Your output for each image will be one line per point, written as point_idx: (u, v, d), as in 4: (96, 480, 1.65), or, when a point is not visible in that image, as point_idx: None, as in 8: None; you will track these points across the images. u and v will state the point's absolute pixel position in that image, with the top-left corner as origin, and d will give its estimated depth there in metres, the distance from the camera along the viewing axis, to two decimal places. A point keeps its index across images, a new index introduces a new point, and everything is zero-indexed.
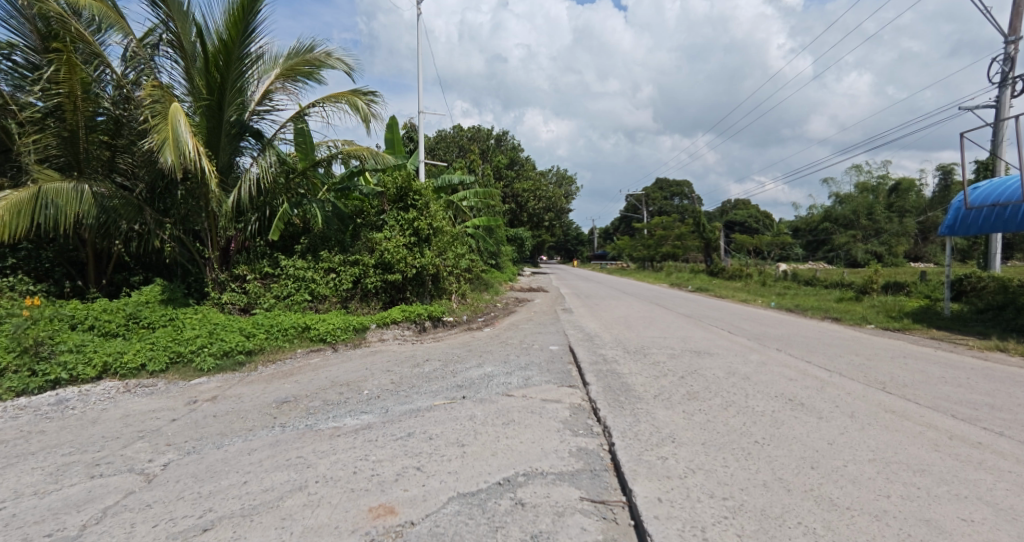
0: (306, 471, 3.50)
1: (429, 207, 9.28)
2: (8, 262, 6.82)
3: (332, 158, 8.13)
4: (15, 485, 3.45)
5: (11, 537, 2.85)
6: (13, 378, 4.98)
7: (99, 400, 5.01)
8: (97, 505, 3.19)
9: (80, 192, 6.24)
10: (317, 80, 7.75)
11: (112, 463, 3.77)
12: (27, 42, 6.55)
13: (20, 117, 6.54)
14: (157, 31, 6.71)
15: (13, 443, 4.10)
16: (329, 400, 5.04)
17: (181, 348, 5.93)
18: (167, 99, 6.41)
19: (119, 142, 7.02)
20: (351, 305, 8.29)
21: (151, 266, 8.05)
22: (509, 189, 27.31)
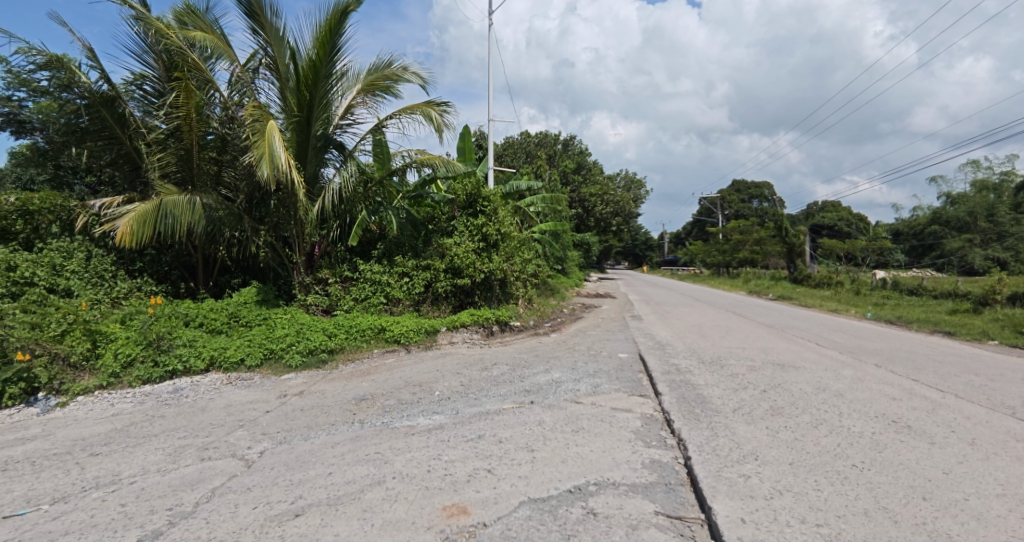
0: (384, 466, 3.68)
1: (497, 213, 9.49)
2: (136, 265, 7.80)
3: (406, 167, 8.52)
4: (142, 463, 3.94)
5: (141, 507, 3.25)
6: (140, 368, 5.70)
7: (207, 391, 5.58)
8: (207, 485, 3.56)
9: (193, 203, 6.99)
10: (395, 94, 8.17)
11: (218, 448, 4.19)
12: (155, 73, 7.43)
13: (148, 139, 7.49)
14: (257, 56, 7.42)
15: (141, 425, 4.69)
16: (403, 399, 5.27)
17: (274, 345, 6.46)
18: (264, 118, 7.05)
19: (224, 158, 7.81)
20: (423, 308, 8.62)
21: (249, 269, 8.87)
22: (576, 194, 26.84)
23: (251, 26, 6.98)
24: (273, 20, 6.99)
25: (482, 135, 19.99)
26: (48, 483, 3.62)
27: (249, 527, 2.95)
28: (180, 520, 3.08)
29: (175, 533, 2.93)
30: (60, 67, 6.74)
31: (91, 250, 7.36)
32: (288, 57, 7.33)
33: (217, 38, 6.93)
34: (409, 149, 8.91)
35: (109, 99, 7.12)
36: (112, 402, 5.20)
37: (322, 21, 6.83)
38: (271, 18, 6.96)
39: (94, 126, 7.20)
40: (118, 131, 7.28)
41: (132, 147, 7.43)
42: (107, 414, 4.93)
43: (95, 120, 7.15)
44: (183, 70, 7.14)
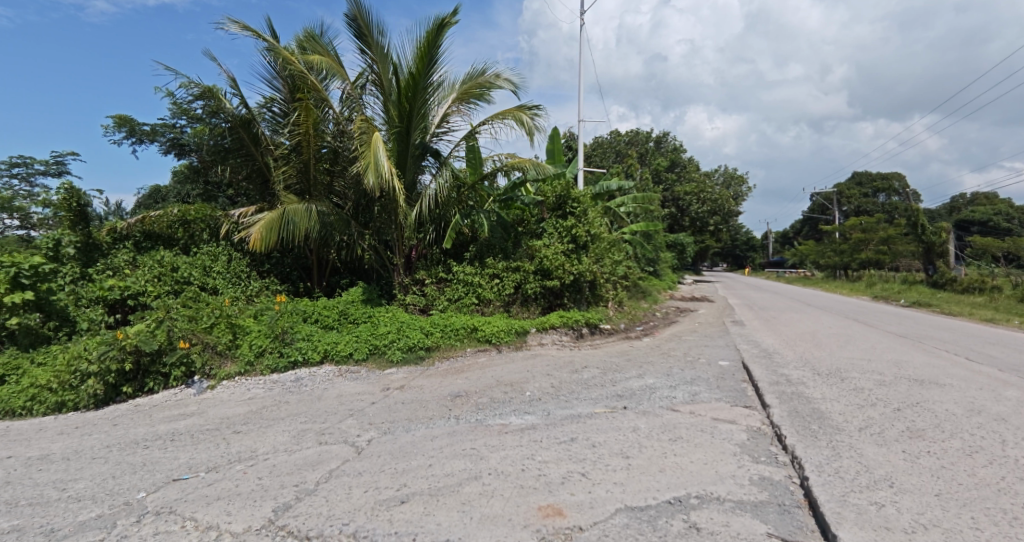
0: (480, 462, 3.80)
1: (586, 215, 9.47)
2: (264, 267, 8.83)
3: (497, 171, 8.75)
4: (273, 442, 4.45)
5: (273, 482, 3.67)
6: (270, 357, 6.45)
7: (323, 381, 6.17)
8: (325, 466, 3.92)
9: (309, 210, 7.71)
10: (487, 100, 8.43)
11: (333, 434, 4.61)
12: (281, 95, 8.36)
13: (275, 155, 8.44)
14: (364, 74, 8.05)
15: (270, 409, 5.31)
16: (496, 398, 5.40)
17: (378, 341, 6.95)
18: (371, 130, 7.63)
19: (336, 168, 8.57)
20: (513, 309, 8.76)
21: (355, 271, 9.62)
22: (670, 193, 26.07)
23: (360, 47, 7.60)
24: (378, 39, 7.56)
25: (571, 137, 19.91)
26: (202, 453, 4.23)
27: (362, 509, 3.21)
28: (305, 496, 3.43)
29: (301, 507, 3.27)
30: (210, 96, 7.83)
31: (230, 253, 8.48)
32: (391, 72, 7.88)
33: (332, 60, 7.65)
34: (499, 153, 9.14)
35: (245, 121, 8.17)
36: (248, 387, 5.95)
37: (421, 36, 7.26)
38: (377, 37, 7.53)
39: (234, 145, 8.30)
40: (253, 149, 8.34)
41: (263, 163, 8.45)
42: (245, 398, 5.66)
43: (235, 140, 8.25)
44: (303, 91, 7.95)
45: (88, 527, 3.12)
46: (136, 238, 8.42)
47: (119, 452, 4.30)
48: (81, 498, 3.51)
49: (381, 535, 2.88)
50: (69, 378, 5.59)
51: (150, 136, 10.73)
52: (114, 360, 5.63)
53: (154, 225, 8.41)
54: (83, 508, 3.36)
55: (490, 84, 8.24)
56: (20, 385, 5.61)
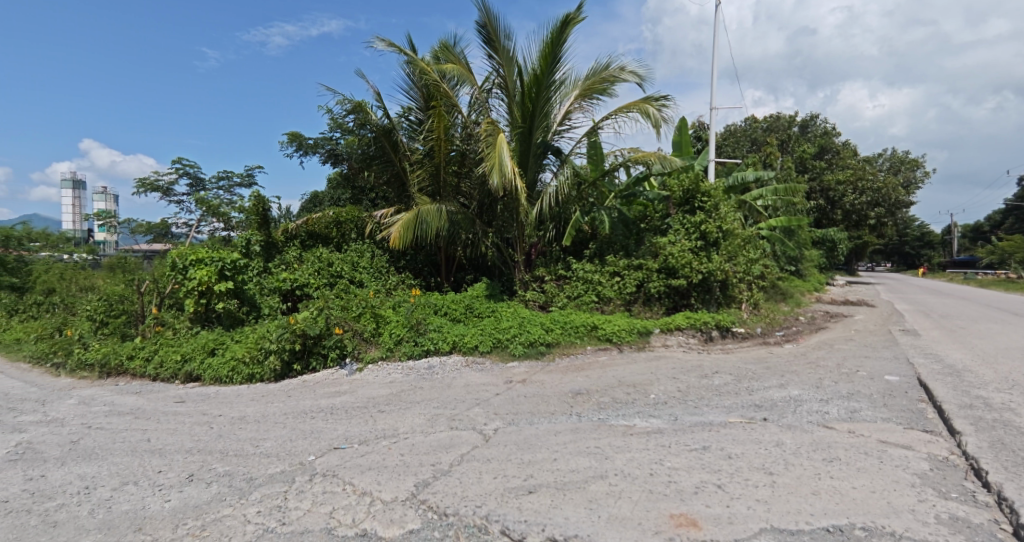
0: (605, 462, 3.73)
1: (717, 209, 8.80)
2: (400, 262, 9.70)
3: (620, 166, 8.55)
4: (412, 423, 4.86)
5: (413, 460, 4.01)
6: (406, 345, 7.06)
7: (452, 370, 6.58)
8: (457, 450, 4.18)
9: (440, 210, 8.28)
10: (611, 95, 8.28)
11: (463, 420, 4.89)
12: (417, 104, 9.10)
13: (411, 160, 9.21)
14: (490, 78, 8.40)
15: (408, 393, 5.81)
16: (618, 398, 5.27)
17: (501, 335, 7.20)
18: (496, 132, 7.92)
19: (463, 170, 9.10)
20: (634, 308, 8.44)
21: (479, 267, 10.11)
22: (818, 183, 23.10)
23: (488, 52, 7.96)
24: (505, 43, 7.84)
25: (700, 127, 18.65)
26: (354, 428, 4.78)
27: (492, 494, 3.35)
28: (441, 476, 3.69)
29: (439, 486, 3.52)
30: (359, 110, 8.79)
31: (373, 251, 9.48)
32: (516, 74, 8.11)
33: (463, 68, 8.11)
34: (622, 148, 8.93)
35: (387, 130, 9.05)
36: (389, 372, 6.58)
37: (547, 35, 7.37)
38: (504, 42, 7.81)
39: (378, 153, 9.24)
40: (393, 155, 9.19)
41: (401, 168, 9.28)
42: (387, 381, 6.28)
43: (379, 148, 9.19)
44: (436, 99, 8.54)
45: (275, 479, 3.72)
46: (302, 237, 9.81)
47: (292, 420, 5.06)
48: (269, 454, 4.20)
49: (512, 522, 2.97)
50: (256, 354, 6.70)
51: (313, 149, 12.43)
52: (288, 341, 6.63)
53: (315, 225, 9.74)
54: (271, 463, 4.01)
55: (614, 78, 8.08)
56: (224, 357, 6.87)
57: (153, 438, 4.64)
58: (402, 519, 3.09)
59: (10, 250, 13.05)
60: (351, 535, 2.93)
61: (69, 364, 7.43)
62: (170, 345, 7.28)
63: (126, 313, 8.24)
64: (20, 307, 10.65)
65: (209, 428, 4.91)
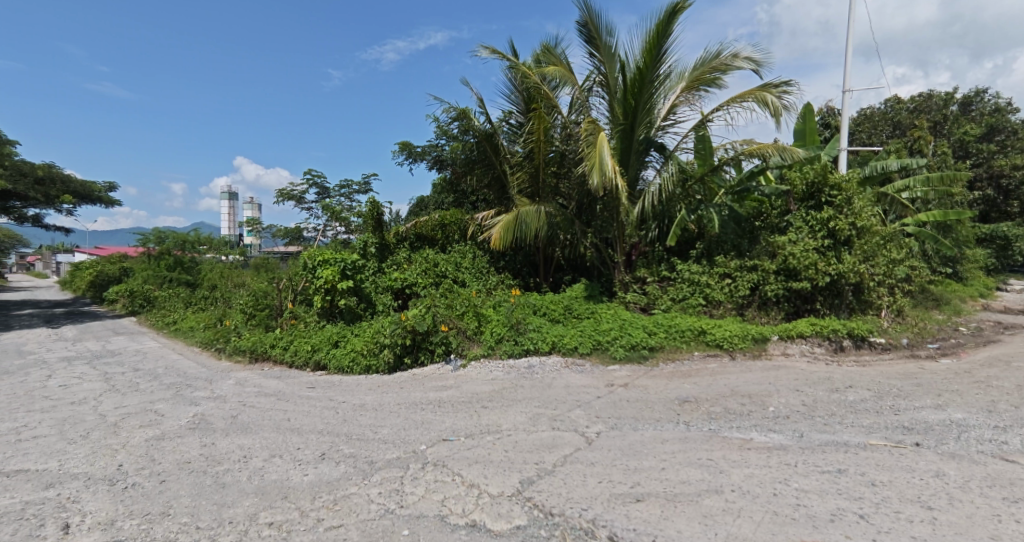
0: (720, 475, 3.47)
1: (850, 203, 7.82)
2: (500, 263, 9.99)
3: (731, 160, 7.98)
4: (515, 421, 4.97)
5: (518, 457, 4.08)
6: (506, 344, 7.23)
7: (552, 371, 6.60)
8: (560, 451, 4.17)
9: (539, 211, 8.35)
10: (722, 85, 7.76)
11: (565, 421, 4.88)
12: (517, 108, 9.29)
13: (511, 162, 9.40)
14: (591, 77, 8.30)
15: (509, 391, 5.94)
16: (731, 409, 4.89)
17: (601, 337, 7.08)
18: (596, 131, 7.78)
19: (562, 171, 9.11)
20: (748, 312, 7.83)
21: (578, 268, 10.05)
22: (985, 169, 19.48)
23: (589, 51, 7.89)
24: (607, 40, 7.71)
25: (828, 112, 16.74)
26: (461, 421, 5.00)
27: (598, 498, 3.30)
28: (545, 475, 3.71)
29: (543, 485, 3.55)
30: (463, 117, 9.18)
31: (475, 252, 9.93)
32: (618, 70, 7.94)
33: (563, 68, 8.11)
34: (733, 141, 8.33)
35: (488, 135, 9.35)
36: (491, 369, 6.78)
37: (652, 28, 7.12)
38: (606, 38, 7.69)
39: (480, 157, 9.57)
40: (494, 159, 9.46)
41: (501, 171, 9.51)
42: (490, 378, 6.48)
43: (481, 153, 9.52)
44: (536, 101, 8.65)
45: (392, 464, 4.01)
46: (411, 239, 10.52)
47: (406, 410, 5.43)
48: (386, 440, 4.55)
49: (621, 529, 2.90)
50: (372, 348, 7.30)
51: (420, 156, 13.25)
52: (400, 336, 7.13)
53: (423, 228, 10.39)
54: (388, 449, 4.34)
55: (726, 66, 7.55)
56: (346, 349, 7.58)
57: (292, 418, 5.26)
58: (509, 514, 3.16)
59: (185, 252, 15.68)
60: (462, 524, 3.06)
61: (227, 349, 8.70)
62: (302, 336, 8.21)
63: (269, 307, 9.45)
64: (192, 299, 12.73)
65: (336, 413, 5.44)
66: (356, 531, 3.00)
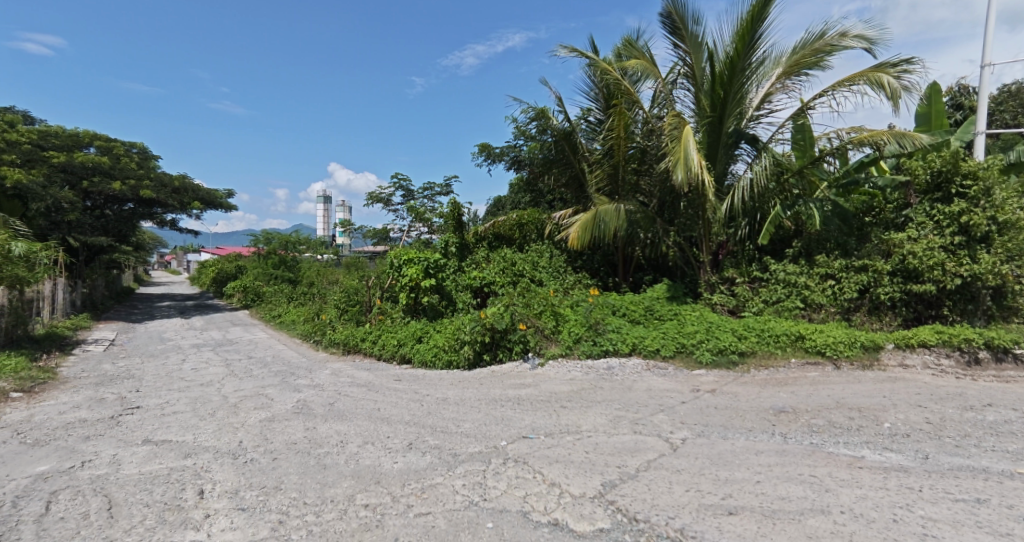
0: (826, 495, 3.18)
1: (989, 194, 6.79)
2: (578, 262, 10.01)
3: (837, 150, 7.29)
4: (595, 422, 4.90)
5: (600, 459, 4.03)
6: (585, 344, 7.16)
7: (633, 373, 6.44)
8: (643, 456, 4.06)
9: (618, 209, 8.15)
10: (826, 68, 7.10)
11: (647, 425, 4.74)
12: (596, 105, 9.17)
13: (590, 160, 9.26)
14: (675, 68, 7.97)
15: (588, 392, 5.88)
16: (837, 423, 4.47)
17: (686, 340, 6.77)
18: (681, 125, 7.45)
19: (643, 167, 8.85)
20: (856, 317, 7.11)
21: (659, 268, 9.73)
22: None
23: (673, 42, 7.60)
24: (693, 29, 7.38)
25: (960, 91, 14.64)
26: (540, 419, 5.03)
27: (686, 507, 3.16)
28: (629, 479, 3.63)
29: (627, 489, 3.47)
30: (542, 117, 9.21)
31: (552, 251, 10.01)
32: (705, 60, 7.56)
33: (646, 62, 7.86)
34: (838, 130, 7.61)
35: (567, 133, 9.30)
36: (570, 369, 6.75)
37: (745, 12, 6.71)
38: (692, 27, 7.36)
39: (558, 156, 9.55)
40: (572, 157, 9.39)
41: (579, 169, 9.43)
42: (568, 378, 6.45)
43: (559, 152, 9.51)
44: (616, 97, 8.45)
45: (475, 458, 4.13)
46: (489, 239, 10.80)
47: (486, 406, 5.56)
48: (468, 434, 4.70)
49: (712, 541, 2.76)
50: (453, 344, 7.56)
51: (499, 158, 13.51)
52: (479, 333, 7.31)
53: (501, 228, 10.61)
54: (471, 442, 4.48)
55: (831, 47, 6.90)
56: (429, 344, 7.91)
57: (382, 408, 5.60)
58: (592, 516, 3.13)
59: (288, 251, 17.25)
60: (545, 522, 3.07)
61: (324, 341, 9.45)
62: (389, 331, 8.69)
63: (359, 303, 10.13)
64: (294, 295, 13.98)
65: (421, 405, 5.71)
66: (444, 520, 3.12)
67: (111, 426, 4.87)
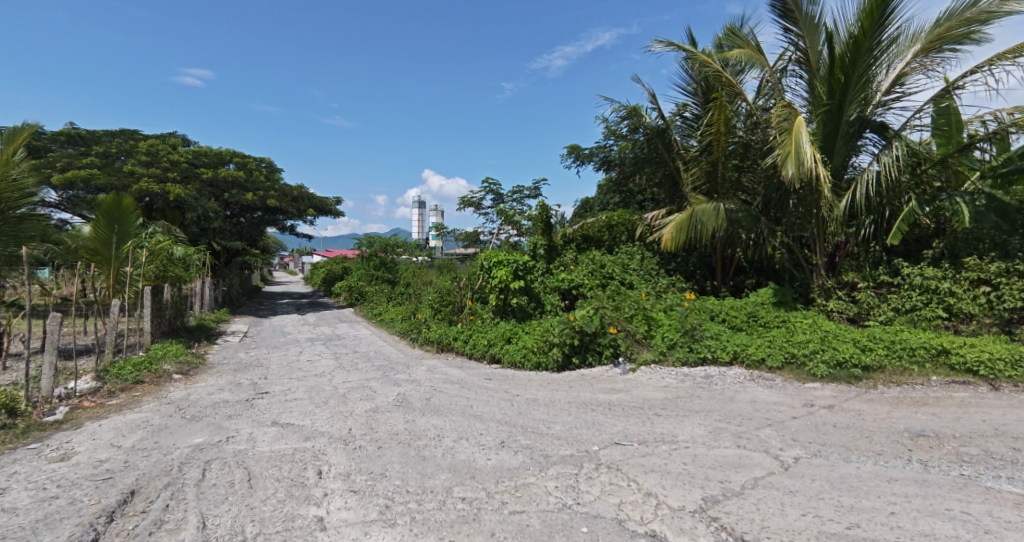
0: (984, 537, 2.73)
1: None
2: (671, 264, 9.67)
3: (994, 135, 6.28)
4: (693, 432, 4.66)
5: (699, 471, 3.82)
6: (680, 350, 6.84)
7: (734, 383, 6.02)
8: (749, 472, 3.77)
9: (717, 209, 7.67)
10: (979, 40, 6.15)
11: (752, 440, 4.39)
12: (693, 99, 8.77)
13: (685, 158, 8.88)
14: (786, 54, 7.40)
15: (684, 400, 5.60)
16: (994, 453, 3.82)
17: (796, 350, 6.20)
18: (793, 115, 6.86)
19: (745, 164, 8.32)
20: (1019, 330, 6.05)
21: (763, 271, 9.18)
22: None
23: (785, 26, 7.04)
24: (808, 10, 6.79)
25: None
26: (633, 426, 4.89)
27: (803, 532, 2.89)
28: (733, 496, 3.40)
29: (732, 507, 3.25)
30: (634, 115, 8.88)
31: (643, 253, 9.73)
32: (822, 43, 6.93)
33: (752, 50, 7.36)
34: (996, 111, 6.56)
35: (660, 131, 8.89)
36: (663, 376, 6.48)
37: None
38: (806, 8, 6.77)
39: (650, 155, 9.15)
40: (666, 155, 8.96)
41: (674, 167, 9.01)
42: (662, 385, 6.20)
43: (652, 150, 9.10)
44: (717, 90, 7.98)
45: (566, 461, 4.12)
46: (578, 241, 10.72)
47: (576, 409, 5.52)
48: (559, 437, 4.69)
49: None
50: (542, 345, 7.50)
51: (588, 158, 13.35)
52: (569, 336, 7.24)
53: (590, 229, 10.52)
54: (562, 445, 4.47)
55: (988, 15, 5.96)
56: (518, 345, 8.01)
57: (474, 405, 5.79)
58: (693, 531, 2.98)
59: (387, 254, 18.48)
60: (642, 532, 2.97)
61: (419, 339, 9.99)
62: (479, 331, 8.96)
63: (452, 303, 10.56)
64: (392, 295, 14.94)
65: (512, 405, 5.82)
66: (538, 520, 3.14)
67: (247, 408, 5.55)
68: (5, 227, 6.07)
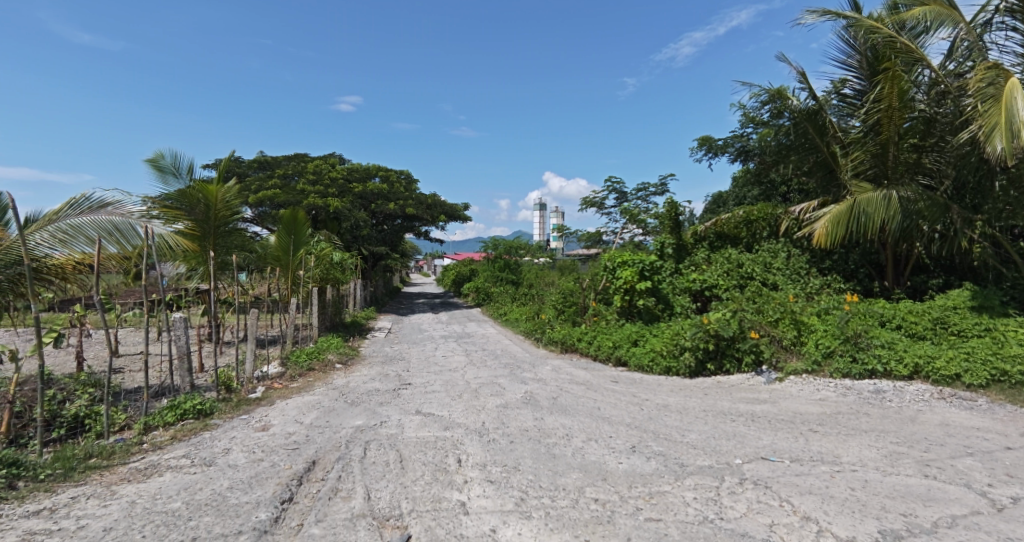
0: None
1: None
2: (825, 263, 8.54)
3: None
4: (860, 455, 4.04)
5: (873, 500, 3.30)
6: (840, 360, 5.98)
7: (915, 400, 5.09)
8: (943, 508, 3.15)
9: (887, 198, 6.55)
10: None
11: (945, 470, 3.67)
12: (856, 73, 7.67)
13: (844, 141, 7.78)
14: (990, 5, 6.10)
15: (848, 417, 4.89)
16: None
17: (1008, 366, 5.05)
18: (1001, 77, 5.61)
19: (928, 142, 7.03)
20: None
21: (953, 268, 7.83)
22: None
23: None
24: None
25: None
26: (783, 442, 4.40)
27: None
28: (921, 533, 2.87)
29: None
30: (778, 99, 8.02)
31: (790, 250, 8.75)
32: None
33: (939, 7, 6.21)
34: None
35: (811, 113, 7.86)
36: (819, 388, 5.72)
37: None
38: None
39: (797, 141, 8.17)
40: (818, 140, 7.92)
41: (828, 153, 7.94)
42: (818, 398, 5.48)
43: (799, 135, 8.10)
44: (889, 58, 6.87)
45: (706, 472, 3.86)
46: (710, 239, 9.88)
47: (713, 418, 5.14)
48: (696, 446, 4.41)
49: None
50: (672, 349, 7.09)
51: (722, 149, 12.38)
52: (702, 340, 6.75)
53: (724, 226, 9.73)
54: (700, 454, 4.20)
55: None
56: (645, 348, 7.71)
57: (602, 407, 5.71)
58: None
59: (511, 256, 19.13)
60: None
61: (543, 338, 10.17)
62: (603, 332, 8.81)
63: (575, 304, 10.55)
64: (516, 295, 15.43)
65: (641, 409, 5.62)
66: (677, 530, 2.99)
67: (395, 397, 6.16)
68: (219, 238, 7.65)
